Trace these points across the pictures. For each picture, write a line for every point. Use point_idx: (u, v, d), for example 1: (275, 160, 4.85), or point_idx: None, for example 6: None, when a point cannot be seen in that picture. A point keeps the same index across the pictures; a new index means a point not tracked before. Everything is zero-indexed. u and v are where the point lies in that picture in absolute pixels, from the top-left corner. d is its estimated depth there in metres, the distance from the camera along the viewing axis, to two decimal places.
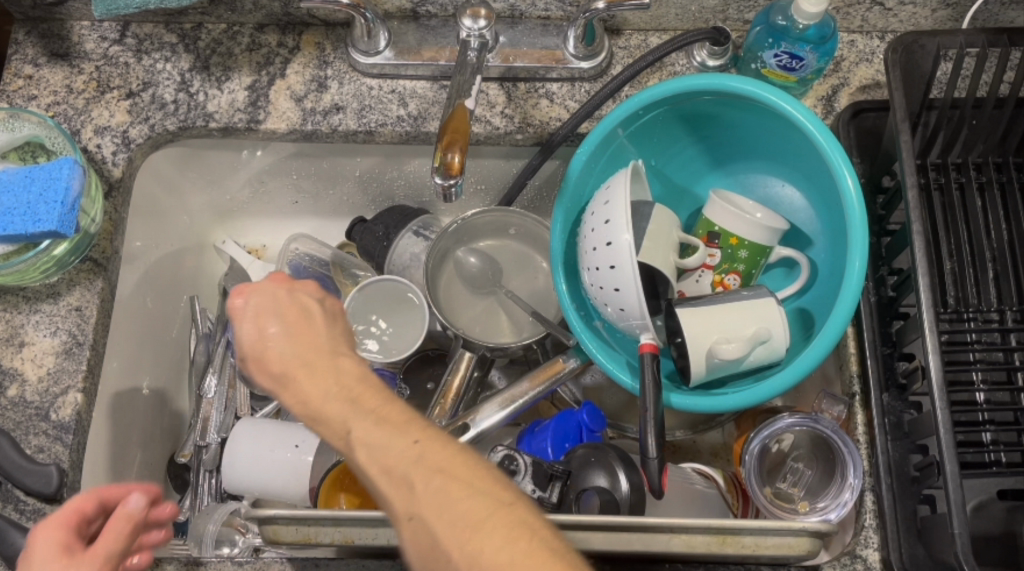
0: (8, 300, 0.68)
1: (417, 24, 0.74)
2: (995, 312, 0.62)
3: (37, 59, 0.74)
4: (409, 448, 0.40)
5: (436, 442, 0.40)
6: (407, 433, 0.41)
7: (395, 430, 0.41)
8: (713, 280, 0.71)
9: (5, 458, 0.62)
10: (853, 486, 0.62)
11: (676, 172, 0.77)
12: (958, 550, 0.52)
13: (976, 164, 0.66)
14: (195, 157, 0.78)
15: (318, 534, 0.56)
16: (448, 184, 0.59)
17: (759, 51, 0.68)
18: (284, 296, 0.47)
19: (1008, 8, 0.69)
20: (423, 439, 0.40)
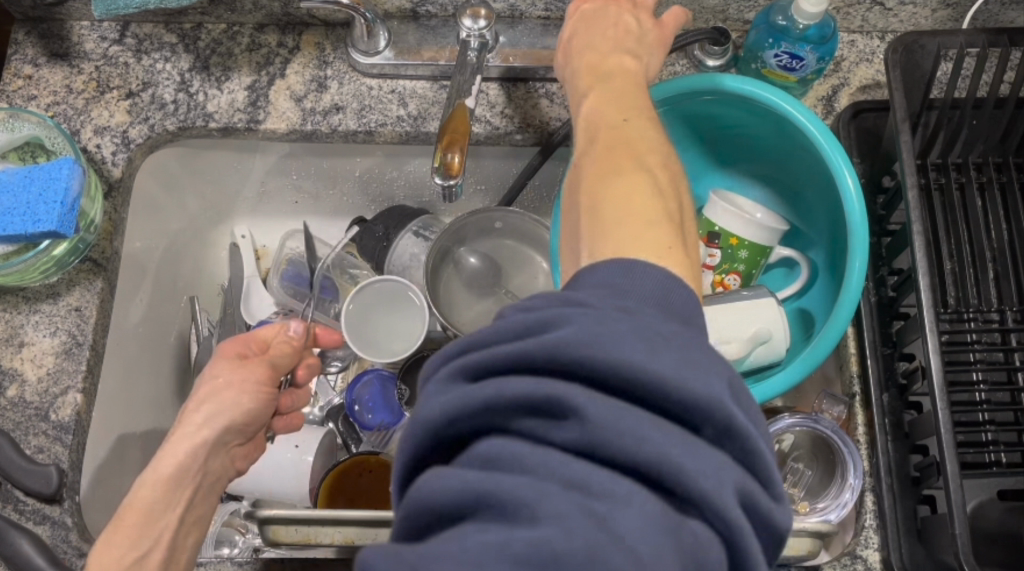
0: (9, 300, 0.68)
1: (417, 24, 0.74)
2: (996, 312, 0.62)
3: (37, 59, 0.74)
4: (610, 203, 0.41)
5: (677, 259, 0.38)
6: (651, 227, 0.39)
7: (621, 200, 0.41)
8: (713, 280, 0.71)
9: (5, 458, 0.62)
10: (853, 486, 0.62)
11: None
12: (958, 551, 0.52)
13: (976, 164, 0.66)
14: (195, 158, 0.78)
15: (317, 534, 0.56)
16: (449, 184, 0.59)
17: (759, 51, 0.68)
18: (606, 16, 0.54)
19: (1008, 8, 0.69)
20: (672, 255, 0.38)
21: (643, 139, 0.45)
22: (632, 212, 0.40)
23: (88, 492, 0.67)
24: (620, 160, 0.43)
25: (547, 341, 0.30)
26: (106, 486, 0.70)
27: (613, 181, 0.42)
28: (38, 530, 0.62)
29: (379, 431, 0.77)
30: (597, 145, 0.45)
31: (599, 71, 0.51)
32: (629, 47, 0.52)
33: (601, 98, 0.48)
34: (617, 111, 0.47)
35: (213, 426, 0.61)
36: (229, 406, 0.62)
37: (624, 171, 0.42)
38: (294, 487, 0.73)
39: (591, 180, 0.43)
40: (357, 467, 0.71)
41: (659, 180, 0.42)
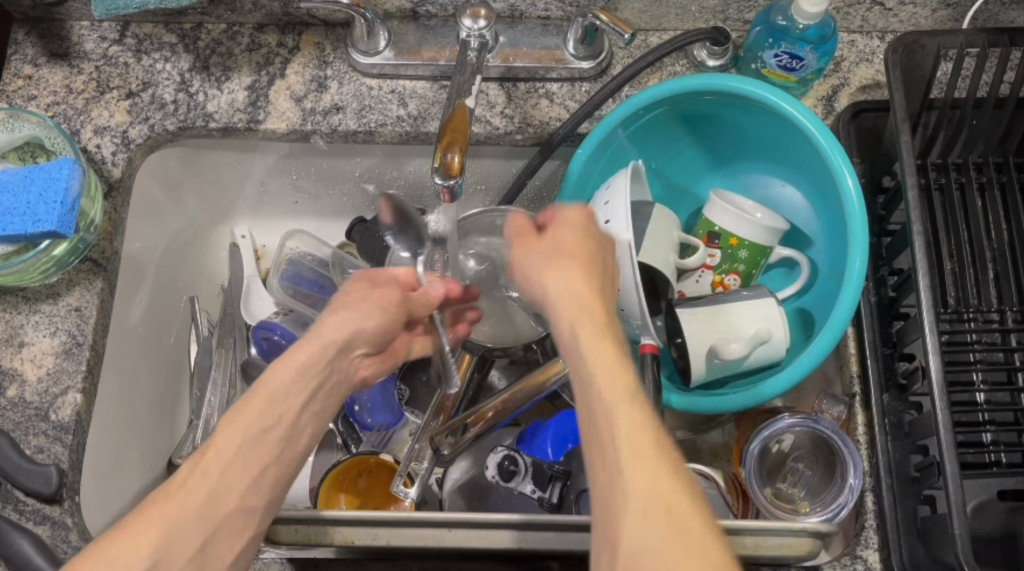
0: (8, 300, 0.68)
1: (417, 24, 0.74)
2: (995, 312, 0.62)
3: (37, 60, 0.74)
4: (671, 547, 0.38)
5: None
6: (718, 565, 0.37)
7: (679, 535, 0.38)
8: (713, 280, 0.71)
9: (5, 458, 0.62)
10: (853, 487, 0.62)
11: (677, 171, 0.77)
12: (958, 550, 0.52)
13: (977, 164, 0.66)
14: (195, 158, 0.78)
15: (317, 535, 0.56)
16: (449, 184, 0.59)
17: (759, 51, 0.68)
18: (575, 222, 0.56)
19: (1008, 8, 0.69)
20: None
21: (644, 399, 0.43)
22: (702, 562, 0.38)
23: (88, 493, 0.67)
24: (649, 456, 0.41)
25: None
26: (106, 485, 0.70)
27: (664, 498, 0.39)
28: (38, 530, 0.62)
29: (379, 431, 0.78)
30: (603, 379, 0.44)
31: (577, 298, 0.49)
32: (572, 268, 0.51)
33: (597, 335, 0.46)
34: (615, 368, 0.44)
35: (342, 330, 0.58)
36: (360, 311, 0.60)
37: (661, 473, 0.40)
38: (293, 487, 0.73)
39: (634, 549, 0.39)
40: (358, 467, 0.71)
41: (689, 472, 0.41)
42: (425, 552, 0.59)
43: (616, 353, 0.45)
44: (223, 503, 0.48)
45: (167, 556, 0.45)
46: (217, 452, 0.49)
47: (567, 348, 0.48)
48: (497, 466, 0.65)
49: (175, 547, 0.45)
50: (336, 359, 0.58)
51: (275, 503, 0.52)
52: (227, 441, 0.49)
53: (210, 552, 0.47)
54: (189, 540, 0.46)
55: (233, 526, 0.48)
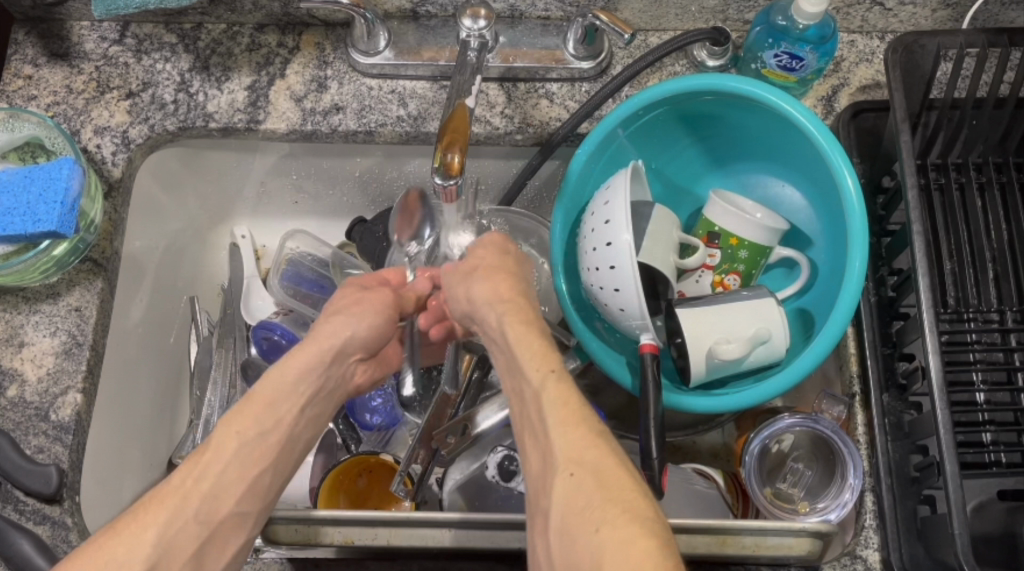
0: (9, 300, 0.68)
1: (417, 24, 0.74)
2: (995, 312, 0.62)
3: (37, 60, 0.74)
4: (596, 504, 0.41)
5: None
6: (638, 520, 0.40)
7: (605, 493, 0.41)
8: (713, 280, 0.71)
9: (5, 458, 0.62)
10: (853, 487, 0.62)
11: (677, 171, 0.77)
12: (958, 551, 0.52)
13: (977, 164, 0.66)
14: (195, 158, 0.78)
15: (318, 534, 0.56)
16: (449, 184, 0.59)
17: (759, 51, 0.68)
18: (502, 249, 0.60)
19: (1008, 8, 0.69)
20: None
21: (569, 378, 0.47)
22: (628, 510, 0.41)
23: (88, 493, 0.67)
24: (573, 429, 0.44)
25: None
26: (106, 485, 0.70)
27: (589, 461, 0.43)
28: (38, 530, 0.62)
29: (378, 431, 0.78)
30: (530, 359, 0.48)
31: (501, 301, 0.54)
32: (495, 275, 0.56)
33: (524, 328, 0.51)
34: (541, 354, 0.48)
35: (339, 334, 0.57)
36: (350, 317, 0.58)
37: (587, 441, 0.44)
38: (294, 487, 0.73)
39: (564, 510, 0.42)
40: (358, 467, 0.71)
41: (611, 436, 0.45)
42: (425, 551, 0.59)
43: (544, 343, 0.50)
44: (221, 505, 0.48)
45: (163, 560, 0.46)
46: (215, 455, 0.49)
47: (498, 342, 0.52)
48: (496, 467, 0.68)
49: (170, 553, 0.46)
50: (339, 356, 0.56)
51: (270, 504, 0.52)
52: (225, 443, 0.49)
53: (204, 555, 0.48)
54: (185, 544, 0.47)
55: (231, 526, 0.49)
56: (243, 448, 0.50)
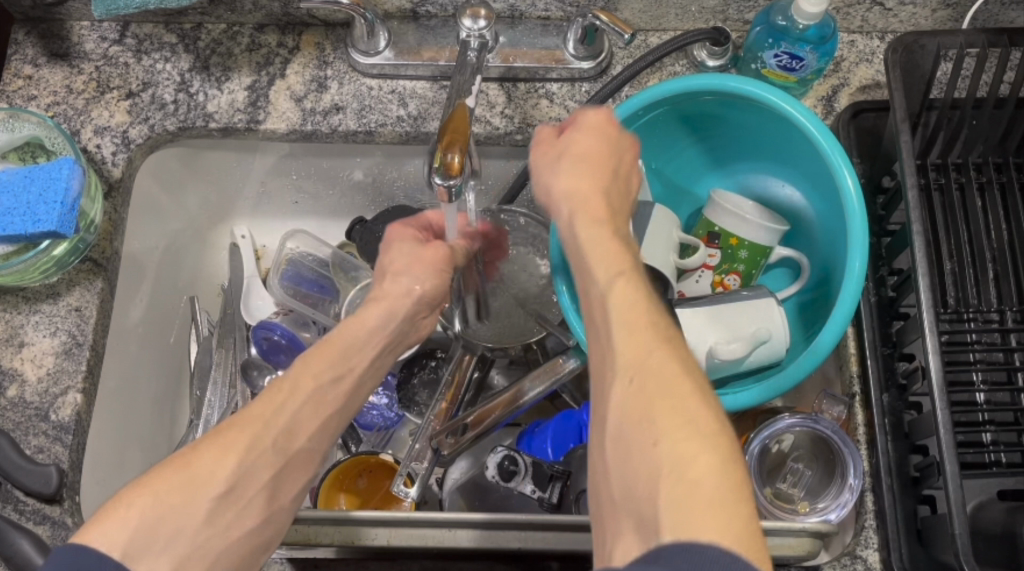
0: (9, 300, 0.68)
1: (417, 24, 0.74)
2: (995, 312, 0.62)
3: (37, 60, 0.74)
4: (663, 413, 0.39)
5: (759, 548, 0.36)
6: (706, 437, 0.38)
7: (666, 397, 0.40)
8: (713, 280, 0.71)
9: (5, 458, 0.62)
10: (853, 487, 0.62)
11: (676, 171, 0.77)
12: (958, 551, 0.52)
13: (977, 164, 0.66)
14: (196, 158, 0.78)
15: (318, 534, 0.56)
16: (448, 184, 0.59)
17: (759, 51, 0.68)
18: (608, 134, 0.56)
19: (1008, 8, 0.69)
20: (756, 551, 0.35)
21: (638, 282, 0.46)
22: (687, 417, 0.39)
23: (89, 492, 0.67)
24: (640, 336, 0.43)
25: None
26: (107, 485, 0.70)
27: (652, 367, 0.41)
28: (38, 530, 0.62)
29: (379, 431, 0.78)
30: (602, 259, 0.48)
31: (580, 198, 0.53)
32: (583, 167, 0.54)
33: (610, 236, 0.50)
34: (612, 258, 0.48)
35: (403, 294, 0.64)
36: (412, 275, 0.64)
37: (653, 346, 0.42)
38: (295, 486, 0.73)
39: (623, 409, 0.41)
40: (358, 467, 0.71)
41: (682, 345, 0.43)
42: (425, 551, 0.59)
43: (619, 248, 0.49)
44: (296, 439, 0.53)
45: (241, 484, 0.49)
46: (293, 392, 0.54)
47: (570, 241, 0.52)
48: (496, 466, 0.65)
49: (249, 476, 0.49)
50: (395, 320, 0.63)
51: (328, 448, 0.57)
52: (303, 381, 0.55)
53: (279, 484, 0.52)
54: (264, 470, 0.50)
55: (301, 462, 0.53)
56: (315, 392, 0.55)
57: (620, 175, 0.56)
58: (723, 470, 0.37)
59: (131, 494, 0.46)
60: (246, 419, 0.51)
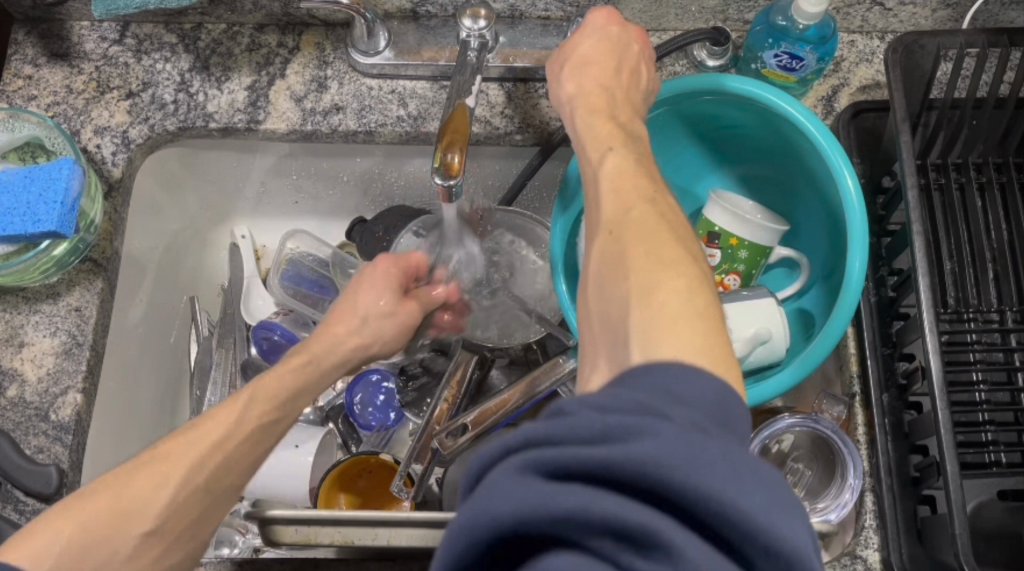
0: (9, 300, 0.68)
1: (417, 24, 0.74)
2: (995, 312, 0.62)
3: (37, 60, 0.74)
4: (637, 255, 0.40)
5: (732, 368, 0.36)
6: (681, 273, 0.39)
7: (642, 243, 0.41)
8: (713, 280, 0.71)
9: (5, 458, 0.62)
10: (853, 487, 0.62)
11: (676, 172, 0.77)
12: (958, 551, 0.52)
13: (976, 164, 0.66)
14: (196, 158, 0.78)
15: (317, 534, 0.57)
16: (448, 184, 0.59)
17: (759, 51, 0.68)
18: (611, 32, 0.55)
19: (1008, 8, 0.69)
20: (727, 369, 0.36)
21: (626, 152, 0.47)
22: (660, 258, 0.40)
23: None
24: (623, 194, 0.44)
25: (634, 451, 0.28)
26: None
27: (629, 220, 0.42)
28: None
29: (379, 431, 0.78)
30: (594, 136, 0.49)
31: (582, 88, 0.53)
32: (584, 64, 0.54)
33: (614, 133, 0.49)
34: (605, 134, 0.49)
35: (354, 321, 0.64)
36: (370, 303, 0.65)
37: (635, 202, 0.43)
38: (295, 486, 0.73)
39: (601, 259, 0.42)
40: (358, 467, 0.71)
41: (668, 205, 0.44)
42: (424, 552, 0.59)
43: (613, 124, 0.50)
44: (228, 475, 0.54)
45: (166, 522, 0.50)
46: (223, 419, 0.54)
47: (570, 127, 0.53)
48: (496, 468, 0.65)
49: (175, 516, 0.51)
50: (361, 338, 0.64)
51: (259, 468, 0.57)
52: (235, 407, 0.55)
53: (204, 519, 0.53)
54: (190, 509, 0.52)
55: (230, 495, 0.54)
56: (271, 409, 0.56)
57: (624, 72, 0.54)
58: (695, 300, 0.38)
59: (59, 519, 0.48)
60: (196, 438, 0.53)
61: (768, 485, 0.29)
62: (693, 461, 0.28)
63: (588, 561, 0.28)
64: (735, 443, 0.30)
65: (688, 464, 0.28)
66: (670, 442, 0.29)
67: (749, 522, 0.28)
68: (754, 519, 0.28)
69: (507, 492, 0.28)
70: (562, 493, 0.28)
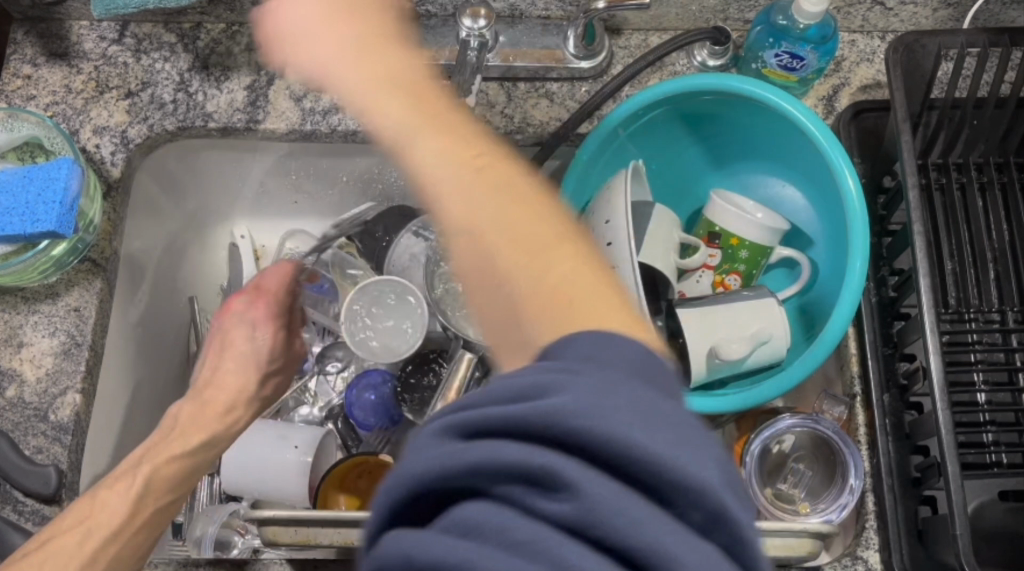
0: (8, 300, 0.68)
1: (417, 24, 0.74)
2: (996, 312, 0.62)
3: (36, 59, 0.74)
4: (503, 260, 0.39)
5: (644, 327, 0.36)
6: (570, 264, 0.38)
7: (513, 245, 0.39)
8: (713, 280, 0.70)
9: (4, 458, 0.61)
10: (853, 488, 0.62)
11: (676, 172, 0.77)
12: (959, 551, 0.52)
13: (977, 164, 0.66)
14: (195, 158, 0.78)
15: (317, 535, 0.56)
16: None
17: (759, 50, 0.68)
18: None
19: (1009, 8, 0.69)
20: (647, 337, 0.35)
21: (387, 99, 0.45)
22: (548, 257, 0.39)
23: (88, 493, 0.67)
24: (439, 172, 0.42)
25: (543, 406, 0.27)
26: None
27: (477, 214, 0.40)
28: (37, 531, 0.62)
29: (378, 432, 0.78)
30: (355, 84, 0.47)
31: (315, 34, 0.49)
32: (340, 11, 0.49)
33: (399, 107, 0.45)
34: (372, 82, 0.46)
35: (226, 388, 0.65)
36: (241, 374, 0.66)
37: (457, 184, 0.41)
38: (294, 486, 0.73)
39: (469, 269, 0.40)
40: (357, 468, 0.71)
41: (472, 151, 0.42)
42: None
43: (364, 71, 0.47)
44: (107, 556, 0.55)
45: None
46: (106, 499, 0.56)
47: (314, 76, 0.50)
48: None
49: None
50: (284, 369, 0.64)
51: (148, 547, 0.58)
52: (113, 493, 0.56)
53: None
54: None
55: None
56: (163, 493, 0.58)
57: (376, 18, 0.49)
58: (596, 292, 0.37)
59: None
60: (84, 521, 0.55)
61: (692, 435, 0.28)
62: (604, 408, 0.28)
63: (497, 509, 0.26)
64: (656, 396, 0.29)
65: (595, 416, 0.27)
66: (576, 396, 0.28)
67: (661, 467, 0.26)
68: (652, 454, 0.26)
69: (426, 453, 0.28)
70: (473, 446, 0.27)
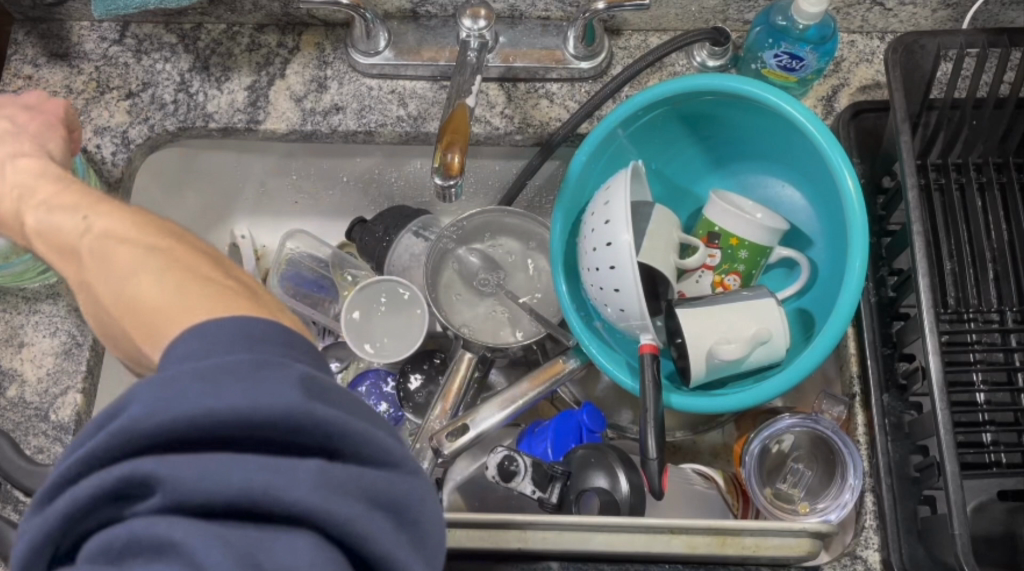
0: (9, 300, 0.68)
1: (417, 24, 0.74)
2: (995, 312, 0.62)
3: (37, 60, 0.75)
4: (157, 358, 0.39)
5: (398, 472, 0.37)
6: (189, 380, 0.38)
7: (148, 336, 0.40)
8: (713, 280, 0.70)
9: (5, 458, 0.62)
10: (853, 487, 0.62)
11: (676, 171, 0.77)
12: (958, 551, 0.52)
13: (976, 164, 0.66)
14: (195, 158, 0.78)
15: None
16: (448, 184, 0.59)
17: (759, 51, 0.68)
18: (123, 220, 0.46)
19: (1008, 8, 0.69)
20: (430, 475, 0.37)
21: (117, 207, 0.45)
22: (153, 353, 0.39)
23: None
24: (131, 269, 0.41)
25: (117, 424, 0.31)
26: None
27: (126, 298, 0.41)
28: None
29: None
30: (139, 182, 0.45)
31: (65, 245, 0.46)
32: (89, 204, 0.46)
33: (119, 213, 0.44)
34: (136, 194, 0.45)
35: None
36: None
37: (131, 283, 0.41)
38: None
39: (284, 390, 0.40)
40: None
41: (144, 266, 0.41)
42: None
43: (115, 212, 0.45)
44: None
45: None
46: None
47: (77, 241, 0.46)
48: (497, 466, 0.64)
49: None
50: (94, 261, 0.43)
51: None
52: None
53: None
54: None
55: None
56: None
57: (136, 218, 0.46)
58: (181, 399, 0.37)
59: None
60: None
61: (234, 376, 0.32)
62: (165, 402, 0.31)
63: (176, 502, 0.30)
64: (210, 366, 0.33)
65: (178, 474, 0.30)
66: (158, 433, 0.31)
67: (239, 420, 0.31)
68: (228, 418, 0.31)
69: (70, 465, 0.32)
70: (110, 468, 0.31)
